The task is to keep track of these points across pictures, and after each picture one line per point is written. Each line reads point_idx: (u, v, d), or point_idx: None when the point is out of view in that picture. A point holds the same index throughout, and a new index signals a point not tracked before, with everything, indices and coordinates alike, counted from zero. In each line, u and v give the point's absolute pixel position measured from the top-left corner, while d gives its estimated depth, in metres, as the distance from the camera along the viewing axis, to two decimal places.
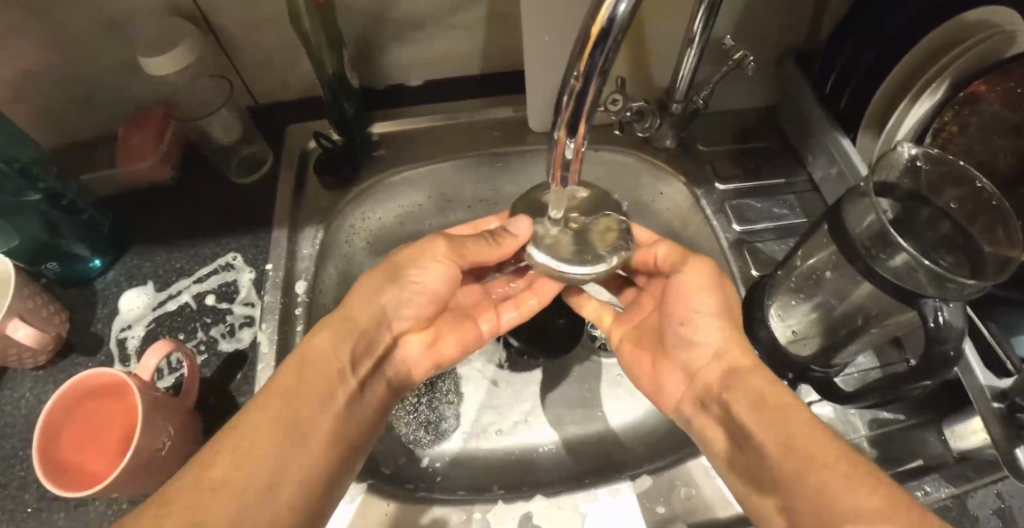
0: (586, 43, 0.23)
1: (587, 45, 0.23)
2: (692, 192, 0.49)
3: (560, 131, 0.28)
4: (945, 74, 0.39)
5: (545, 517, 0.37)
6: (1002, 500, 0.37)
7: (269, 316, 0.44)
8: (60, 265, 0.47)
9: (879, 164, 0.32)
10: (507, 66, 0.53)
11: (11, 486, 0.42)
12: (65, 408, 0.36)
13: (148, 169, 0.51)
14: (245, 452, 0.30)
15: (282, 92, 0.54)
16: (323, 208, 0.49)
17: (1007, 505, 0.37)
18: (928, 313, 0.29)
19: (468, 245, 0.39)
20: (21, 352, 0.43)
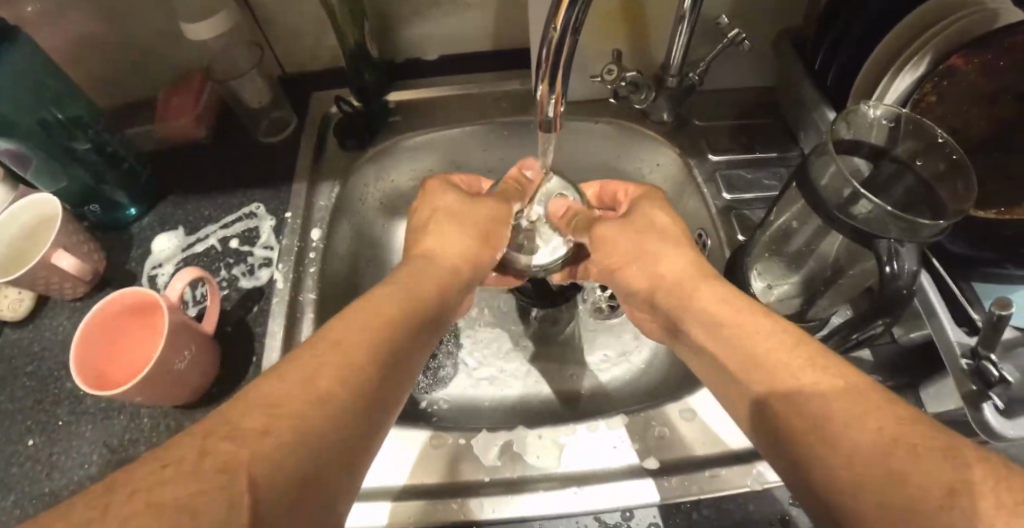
0: (561, 1, 0.29)
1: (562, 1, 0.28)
2: (685, 161, 0.52)
3: (542, 85, 0.34)
4: (926, 48, 0.41)
5: (526, 444, 0.41)
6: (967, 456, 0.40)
7: (286, 258, 0.48)
8: (101, 209, 0.52)
9: (847, 120, 0.37)
10: (516, 43, 0.57)
11: (46, 401, 0.47)
12: (104, 318, 0.41)
13: (185, 127, 0.56)
14: (305, 383, 0.25)
15: (309, 63, 0.59)
16: (341, 166, 0.53)
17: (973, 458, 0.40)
18: (884, 253, 0.32)
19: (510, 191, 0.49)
20: (63, 282, 0.48)
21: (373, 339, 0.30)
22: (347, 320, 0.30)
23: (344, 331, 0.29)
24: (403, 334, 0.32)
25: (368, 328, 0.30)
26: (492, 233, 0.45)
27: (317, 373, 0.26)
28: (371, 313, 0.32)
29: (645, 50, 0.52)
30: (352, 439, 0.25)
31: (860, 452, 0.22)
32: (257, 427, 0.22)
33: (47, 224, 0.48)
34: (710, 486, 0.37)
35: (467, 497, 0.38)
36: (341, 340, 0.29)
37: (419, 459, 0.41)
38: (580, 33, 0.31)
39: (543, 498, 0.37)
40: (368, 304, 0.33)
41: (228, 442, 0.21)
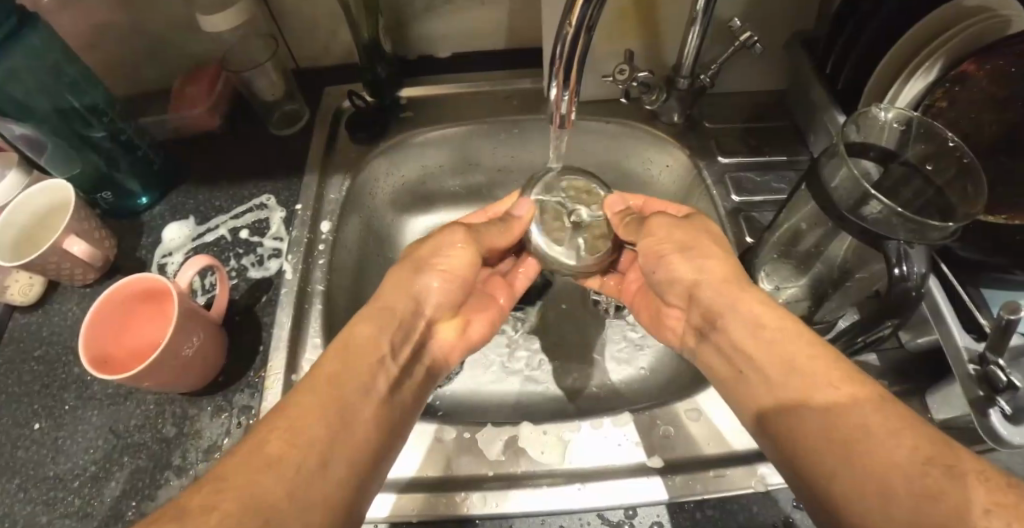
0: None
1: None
2: (694, 163, 0.52)
3: (556, 81, 0.34)
4: (938, 55, 0.42)
5: (529, 440, 0.41)
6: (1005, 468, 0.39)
7: (296, 249, 0.48)
8: (114, 196, 0.52)
9: (858, 121, 0.37)
10: (529, 41, 0.58)
11: (55, 384, 0.47)
12: (115, 304, 0.41)
13: (198, 117, 0.56)
14: (294, 427, 0.30)
15: (324, 58, 0.59)
16: (352, 160, 0.53)
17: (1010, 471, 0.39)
18: (894, 255, 0.32)
19: (484, 233, 0.44)
20: (74, 267, 0.48)
21: (336, 443, 0.30)
22: (315, 411, 0.31)
23: (306, 434, 0.30)
24: (367, 435, 0.32)
25: (330, 431, 0.31)
26: (454, 258, 0.43)
27: (276, 489, 0.26)
28: (336, 407, 0.32)
29: (656, 51, 0.52)
30: (342, 466, 0.30)
31: (893, 465, 0.24)
32: (245, 478, 0.26)
33: (60, 210, 0.49)
34: (715, 487, 0.37)
35: (469, 492, 0.38)
36: (305, 438, 0.29)
37: (421, 453, 0.41)
38: (595, 31, 0.31)
39: (546, 494, 0.37)
40: (330, 390, 0.33)
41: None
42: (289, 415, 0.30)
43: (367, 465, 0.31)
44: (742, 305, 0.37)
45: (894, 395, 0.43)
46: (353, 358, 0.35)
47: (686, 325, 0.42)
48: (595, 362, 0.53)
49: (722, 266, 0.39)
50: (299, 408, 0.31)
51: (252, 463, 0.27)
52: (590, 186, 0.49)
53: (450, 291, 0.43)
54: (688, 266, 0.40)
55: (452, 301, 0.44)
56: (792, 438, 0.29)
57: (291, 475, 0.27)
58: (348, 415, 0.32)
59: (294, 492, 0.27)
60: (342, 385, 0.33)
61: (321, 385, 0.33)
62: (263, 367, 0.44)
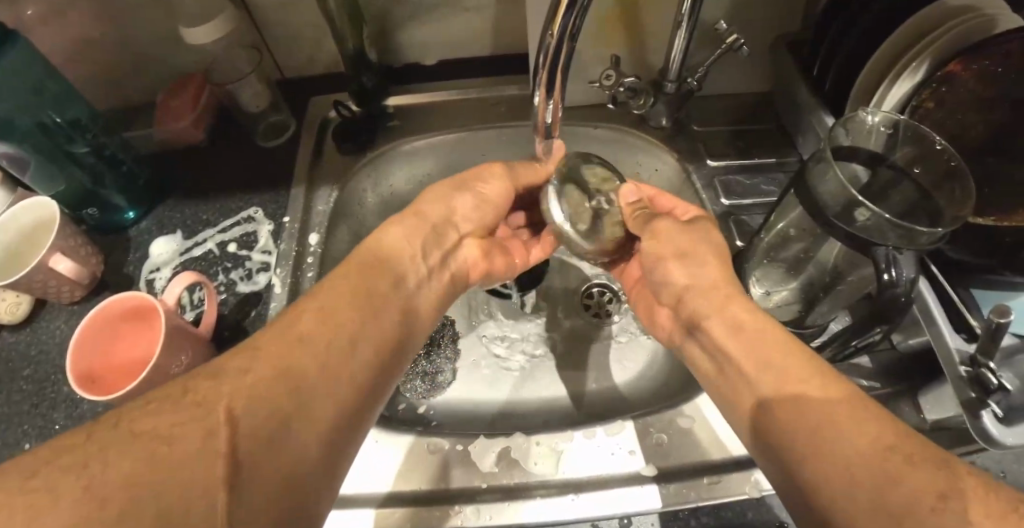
0: (558, 7, 0.29)
1: (559, 9, 0.29)
2: (683, 167, 0.52)
3: (540, 91, 0.34)
4: (924, 56, 0.41)
5: (522, 451, 0.41)
6: (999, 469, 0.39)
7: (284, 262, 0.48)
8: (100, 213, 0.52)
9: (845, 125, 0.37)
10: (516, 48, 0.58)
11: (43, 405, 0.47)
12: (99, 325, 0.41)
13: (184, 130, 0.56)
14: (322, 314, 0.32)
15: (309, 69, 0.59)
16: (340, 170, 0.53)
17: (1004, 471, 0.39)
18: (882, 260, 0.32)
19: (519, 170, 0.47)
20: (61, 285, 0.48)
21: (359, 335, 0.33)
22: (342, 305, 0.33)
23: (335, 320, 0.32)
24: (388, 333, 0.35)
25: (354, 321, 0.33)
26: (495, 193, 0.46)
27: (305, 363, 0.29)
28: (365, 303, 0.35)
29: (642, 55, 0.52)
30: (364, 355, 0.33)
31: (854, 460, 0.24)
32: (278, 352, 0.29)
33: (44, 228, 0.48)
34: (708, 494, 0.37)
35: (463, 504, 0.38)
36: (332, 325, 0.32)
37: (414, 467, 0.40)
38: (577, 39, 0.31)
39: (539, 505, 0.37)
40: (356, 288, 0.35)
41: (223, 414, 0.24)
42: (321, 300, 0.33)
43: (385, 355, 0.34)
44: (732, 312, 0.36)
45: (886, 397, 0.43)
46: (382, 266, 0.38)
47: (673, 322, 0.42)
48: (589, 368, 0.53)
49: (712, 271, 0.39)
50: (331, 297, 0.34)
51: (286, 338, 0.30)
52: (609, 176, 0.46)
53: (480, 218, 0.46)
54: (680, 271, 0.40)
55: (487, 222, 0.47)
56: (774, 445, 0.29)
57: (318, 353, 0.30)
58: (372, 310, 0.35)
59: (321, 367, 0.30)
60: (368, 285, 0.36)
61: (352, 281, 0.36)
62: None
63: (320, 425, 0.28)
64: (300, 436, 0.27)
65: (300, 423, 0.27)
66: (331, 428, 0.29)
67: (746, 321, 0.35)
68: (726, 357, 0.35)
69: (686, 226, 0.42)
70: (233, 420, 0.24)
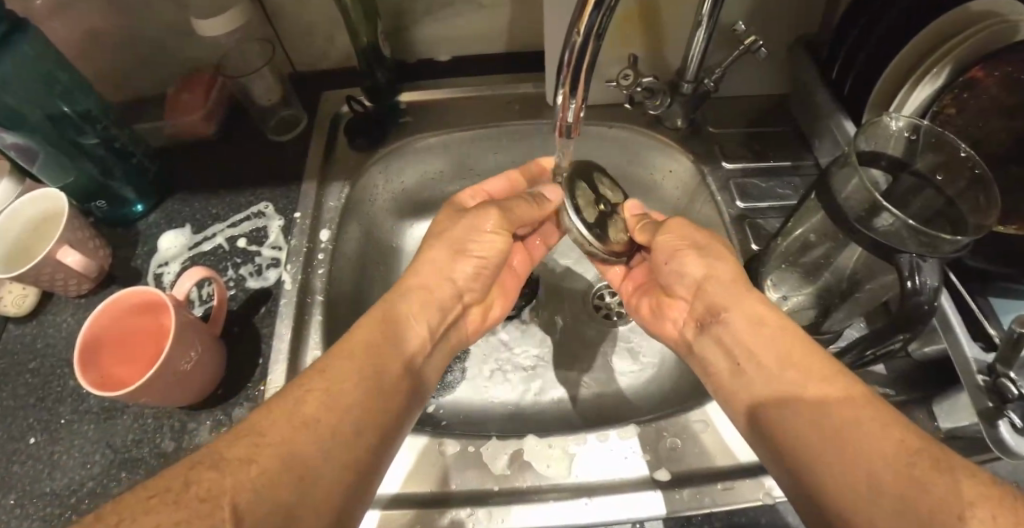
0: (585, 6, 0.28)
1: (586, 8, 0.28)
2: (698, 169, 0.52)
3: (563, 90, 0.34)
4: (944, 62, 0.41)
5: (535, 453, 0.40)
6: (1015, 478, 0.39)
7: (295, 258, 0.47)
8: (108, 205, 0.51)
9: (869, 129, 0.37)
10: (531, 45, 0.57)
11: (50, 398, 0.46)
12: (109, 318, 0.40)
13: (193, 123, 0.55)
14: (328, 389, 0.31)
15: (322, 63, 0.58)
16: (351, 166, 0.53)
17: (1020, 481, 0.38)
18: (906, 268, 0.32)
19: (515, 208, 0.44)
20: (68, 278, 0.47)
21: (366, 408, 0.32)
22: (349, 376, 0.32)
23: (340, 397, 0.31)
24: (393, 405, 0.34)
25: (361, 394, 0.32)
26: (485, 248, 0.44)
27: (309, 448, 0.28)
28: (370, 374, 0.33)
29: (659, 56, 0.51)
30: (370, 431, 0.31)
31: (877, 487, 0.23)
32: (282, 437, 0.28)
33: (53, 219, 0.48)
34: (723, 500, 0.36)
35: (474, 507, 0.37)
36: (338, 401, 0.31)
37: (424, 467, 0.40)
38: (603, 39, 0.30)
39: (553, 509, 0.37)
40: (362, 355, 0.34)
41: (228, 510, 0.23)
42: (325, 376, 0.32)
43: (391, 427, 0.33)
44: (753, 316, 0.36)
45: (901, 403, 0.42)
46: (387, 330, 0.37)
47: (687, 316, 0.41)
48: (599, 369, 0.53)
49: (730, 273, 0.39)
50: (335, 371, 0.32)
51: (290, 422, 0.29)
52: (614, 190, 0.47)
53: (476, 278, 0.44)
54: (701, 272, 0.39)
55: (484, 282, 0.45)
56: (792, 461, 0.28)
57: (323, 435, 0.29)
58: (378, 381, 0.34)
59: (325, 451, 0.28)
60: (374, 350, 0.35)
61: (358, 348, 0.34)
62: (262, 380, 0.43)
63: (324, 513, 0.27)
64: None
65: (305, 513, 0.26)
66: (336, 512, 0.28)
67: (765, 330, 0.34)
68: (747, 357, 0.34)
69: (700, 236, 0.41)
70: (237, 519, 0.23)
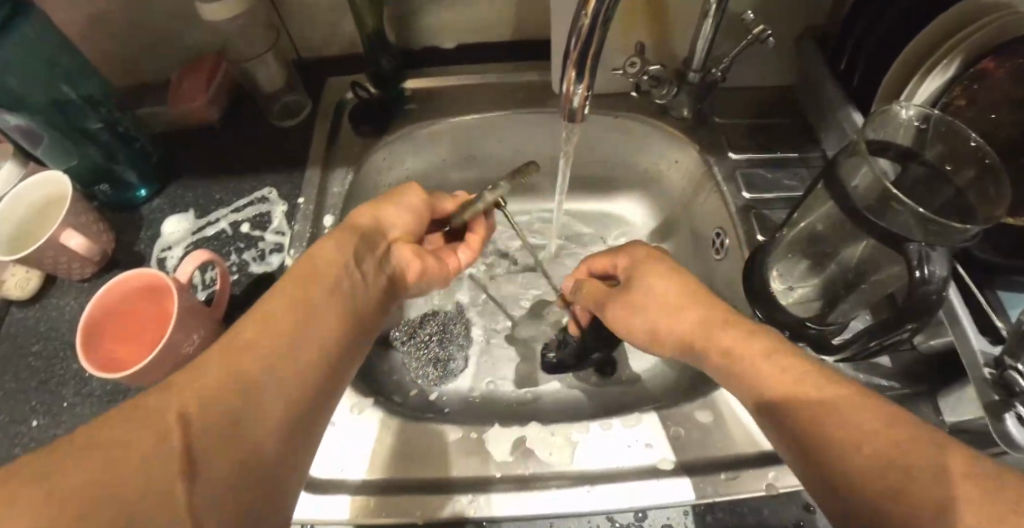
0: None
1: None
2: (704, 159, 0.52)
3: (570, 75, 0.33)
4: (956, 52, 0.40)
5: (538, 441, 0.40)
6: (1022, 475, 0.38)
7: (298, 243, 0.47)
8: (112, 190, 0.51)
9: (880, 118, 0.36)
10: (537, 35, 0.57)
11: (53, 382, 0.47)
12: (107, 303, 0.40)
13: (197, 108, 0.55)
14: (265, 314, 0.32)
15: (326, 49, 0.58)
16: (355, 153, 0.52)
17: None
18: (914, 257, 0.31)
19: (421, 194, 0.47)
20: (71, 261, 0.47)
21: (307, 331, 0.32)
22: (286, 301, 0.33)
23: (279, 321, 0.31)
24: (342, 327, 0.35)
25: (298, 318, 0.32)
26: (411, 201, 0.46)
27: (253, 367, 0.29)
28: (313, 306, 0.34)
29: (666, 44, 0.51)
30: (316, 352, 0.32)
31: (867, 481, 0.23)
32: (226, 361, 0.28)
33: (56, 203, 0.48)
34: (726, 489, 0.36)
35: (475, 493, 0.37)
36: (276, 323, 0.31)
37: (427, 454, 0.40)
38: (609, 25, 0.30)
39: (555, 496, 0.37)
40: (301, 283, 0.34)
41: (175, 422, 0.24)
42: (265, 306, 0.32)
43: (337, 350, 0.34)
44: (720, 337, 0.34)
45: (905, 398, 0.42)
46: (323, 264, 0.37)
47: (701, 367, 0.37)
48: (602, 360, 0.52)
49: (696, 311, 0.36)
50: (274, 297, 0.33)
51: (231, 345, 0.29)
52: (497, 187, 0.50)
53: (408, 224, 0.45)
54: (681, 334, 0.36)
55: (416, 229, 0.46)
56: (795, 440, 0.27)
57: (266, 356, 0.29)
58: (319, 307, 0.34)
59: (273, 366, 0.29)
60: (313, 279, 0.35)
61: (296, 278, 0.35)
62: None
63: (279, 420, 0.28)
64: (251, 437, 0.27)
65: (251, 424, 0.27)
66: (291, 416, 0.29)
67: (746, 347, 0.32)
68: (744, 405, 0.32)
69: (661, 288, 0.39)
70: (188, 425, 0.24)
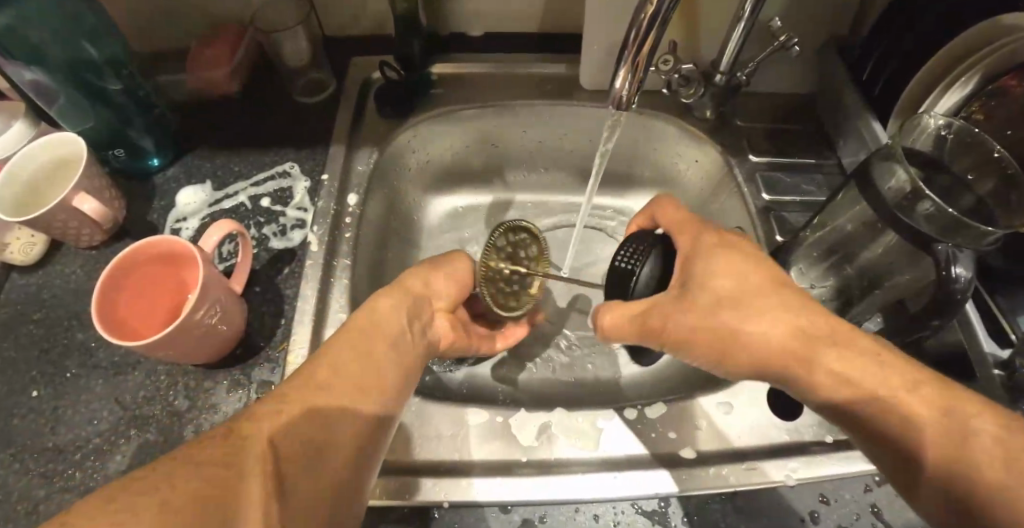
0: None
1: None
2: (726, 160, 0.53)
3: (624, 65, 0.34)
4: (975, 70, 0.42)
5: (564, 427, 0.41)
6: None
7: (321, 220, 0.47)
8: (127, 155, 0.50)
9: (908, 127, 0.38)
10: (565, 28, 0.57)
11: (56, 350, 0.45)
12: (120, 274, 0.38)
13: (218, 77, 0.53)
14: (337, 358, 0.32)
15: (353, 28, 0.58)
16: (380, 134, 0.52)
17: None
18: (941, 258, 0.33)
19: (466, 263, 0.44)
20: (82, 226, 0.45)
21: (371, 375, 0.32)
22: (352, 346, 0.33)
23: (346, 364, 0.32)
24: (399, 370, 0.34)
25: (364, 363, 0.32)
26: (460, 267, 0.43)
27: (323, 403, 0.29)
28: (373, 351, 0.33)
29: (695, 46, 0.52)
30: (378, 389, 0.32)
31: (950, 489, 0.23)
32: (293, 400, 0.29)
33: (67, 166, 0.46)
34: (747, 479, 0.37)
35: (499, 476, 0.37)
36: (345, 366, 0.32)
37: (448, 436, 0.40)
38: (669, 19, 0.31)
39: (582, 482, 0.37)
40: (375, 328, 0.34)
41: (265, 444, 0.26)
42: (336, 344, 0.33)
43: (395, 395, 0.33)
44: (818, 348, 0.28)
45: None
46: (386, 325, 0.35)
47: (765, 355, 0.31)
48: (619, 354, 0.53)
49: (780, 313, 0.30)
50: (340, 348, 0.33)
51: (308, 383, 0.30)
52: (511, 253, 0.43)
53: (455, 289, 0.42)
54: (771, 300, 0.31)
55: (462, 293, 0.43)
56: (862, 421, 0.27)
57: (335, 393, 0.30)
58: (381, 355, 0.33)
59: (340, 395, 0.30)
60: (380, 337, 0.34)
61: (366, 327, 0.34)
62: (283, 342, 0.42)
63: (337, 462, 0.28)
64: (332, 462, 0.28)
65: (331, 447, 0.29)
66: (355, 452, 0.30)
67: (838, 356, 0.28)
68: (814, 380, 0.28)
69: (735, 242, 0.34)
70: (275, 453, 0.26)
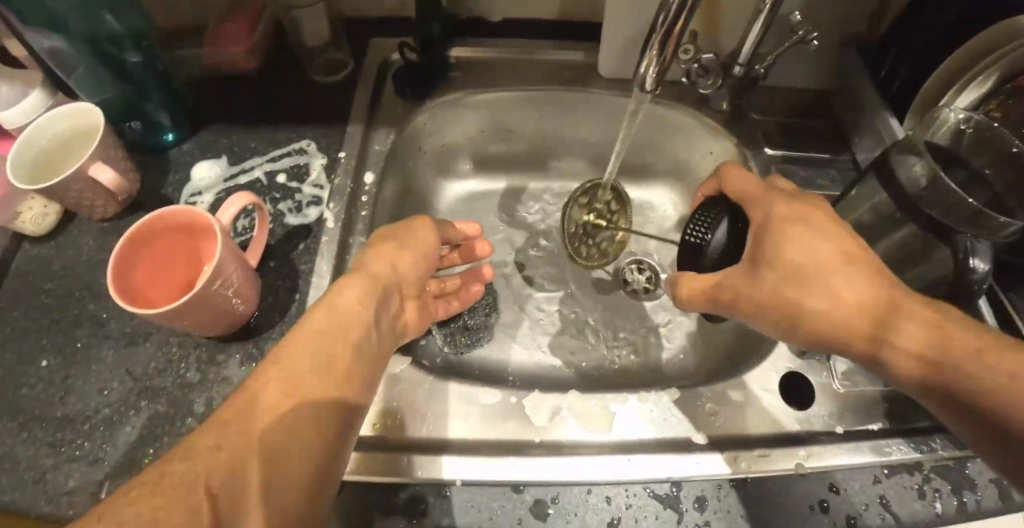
0: None
1: None
2: (741, 152, 0.53)
3: (651, 48, 0.34)
4: (991, 70, 0.42)
5: (576, 409, 0.41)
6: None
7: (338, 197, 0.47)
8: (142, 128, 0.50)
9: (926, 122, 0.38)
10: (585, 16, 0.57)
11: (68, 320, 0.45)
12: (133, 246, 0.38)
13: (237, 56, 0.54)
14: (287, 369, 0.31)
15: (373, 10, 0.58)
16: (398, 115, 0.52)
17: None
18: (961, 248, 0.33)
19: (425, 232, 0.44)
20: (96, 197, 0.45)
21: (324, 386, 0.32)
22: (303, 351, 0.32)
23: (297, 376, 0.31)
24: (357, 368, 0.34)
25: (319, 368, 0.32)
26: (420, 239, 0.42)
27: (273, 430, 0.29)
28: (324, 356, 0.33)
29: (715, 37, 0.52)
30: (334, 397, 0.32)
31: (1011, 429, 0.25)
32: (239, 431, 0.28)
33: (83, 136, 0.46)
34: (758, 466, 0.37)
35: (512, 455, 0.37)
36: (297, 381, 0.31)
37: (460, 413, 0.40)
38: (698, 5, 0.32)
39: (594, 464, 0.37)
40: (329, 321, 0.34)
41: (204, 493, 0.25)
42: (287, 353, 0.32)
43: (351, 398, 0.33)
44: (891, 315, 0.30)
45: None
46: (337, 318, 0.35)
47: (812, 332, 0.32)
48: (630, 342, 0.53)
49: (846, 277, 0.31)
50: (288, 356, 0.32)
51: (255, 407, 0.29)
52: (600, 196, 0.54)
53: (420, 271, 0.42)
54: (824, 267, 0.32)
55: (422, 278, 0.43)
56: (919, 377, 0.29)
57: (289, 414, 0.29)
58: (332, 358, 0.33)
59: (295, 417, 0.30)
60: (334, 334, 0.34)
61: (317, 325, 0.34)
62: (297, 317, 0.42)
63: (298, 482, 0.28)
64: (290, 485, 0.28)
65: (284, 476, 0.28)
66: (322, 463, 0.30)
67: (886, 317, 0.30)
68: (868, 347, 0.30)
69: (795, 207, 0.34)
70: (213, 498, 0.25)
